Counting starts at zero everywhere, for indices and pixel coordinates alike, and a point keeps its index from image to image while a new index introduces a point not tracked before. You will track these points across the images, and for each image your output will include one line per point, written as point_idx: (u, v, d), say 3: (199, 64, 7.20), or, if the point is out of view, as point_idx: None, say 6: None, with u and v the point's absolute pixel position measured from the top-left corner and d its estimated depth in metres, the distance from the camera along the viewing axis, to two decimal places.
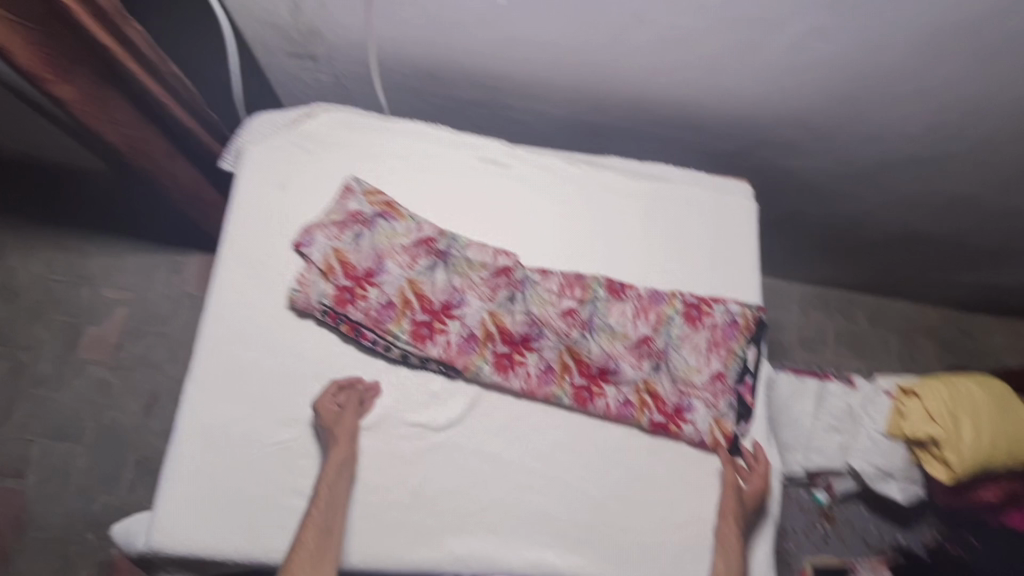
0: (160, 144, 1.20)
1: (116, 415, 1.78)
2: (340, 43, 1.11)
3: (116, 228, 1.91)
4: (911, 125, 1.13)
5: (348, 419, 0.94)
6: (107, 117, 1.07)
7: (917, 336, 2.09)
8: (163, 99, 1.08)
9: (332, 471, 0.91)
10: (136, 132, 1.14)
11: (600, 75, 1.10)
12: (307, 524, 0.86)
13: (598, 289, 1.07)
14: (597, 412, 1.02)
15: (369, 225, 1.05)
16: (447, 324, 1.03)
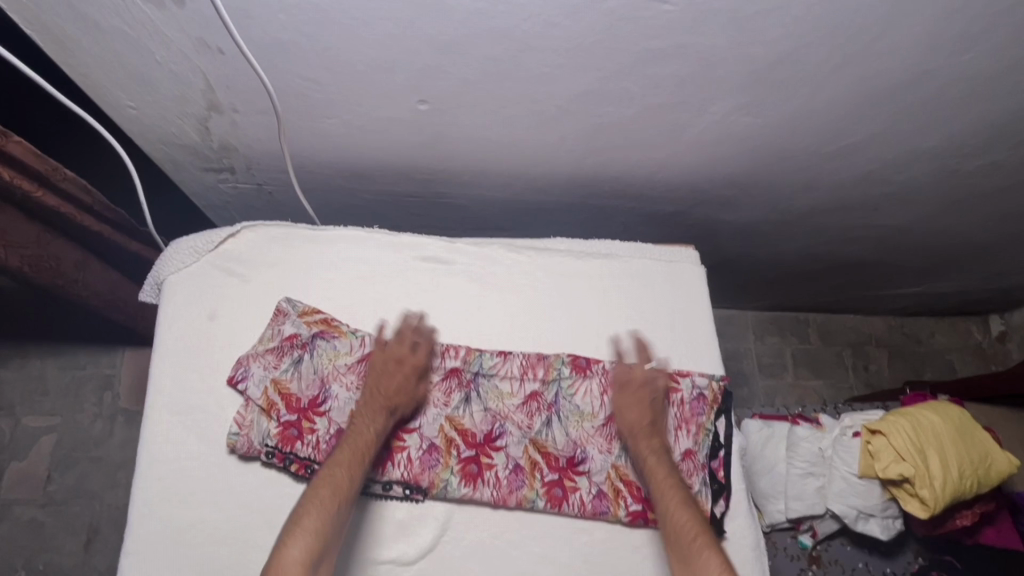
0: (70, 255, 1.12)
1: (51, 556, 1.62)
2: (257, 156, 1.04)
3: (34, 348, 1.75)
4: (838, 176, 1.15)
5: (405, 364, 0.95)
6: (3, 238, 0.98)
7: (868, 348, 2.15)
8: (58, 208, 1.01)
9: (378, 408, 0.90)
10: (43, 250, 1.06)
11: (533, 161, 1.08)
12: (341, 453, 0.84)
13: (562, 368, 1.04)
14: (572, 513, 0.96)
15: (309, 350, 0.98)
16: (404, 439, 0.97)
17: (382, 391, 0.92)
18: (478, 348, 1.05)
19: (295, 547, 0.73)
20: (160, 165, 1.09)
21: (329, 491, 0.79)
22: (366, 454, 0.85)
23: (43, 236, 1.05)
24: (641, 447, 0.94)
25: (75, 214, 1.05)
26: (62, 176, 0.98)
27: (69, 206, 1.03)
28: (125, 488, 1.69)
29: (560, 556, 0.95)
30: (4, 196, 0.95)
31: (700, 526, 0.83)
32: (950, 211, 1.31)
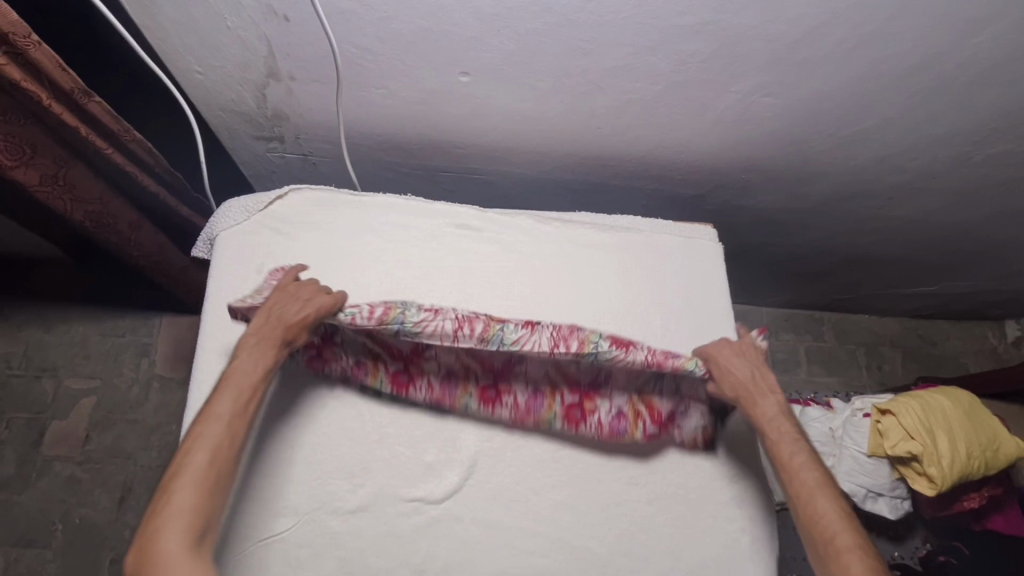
0: (127, 216, 1.19)
1: (87, 512, 1.67)
2: (308, 125, 1.12)
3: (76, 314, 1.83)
4: (854, 161, 1.20)
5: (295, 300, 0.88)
6: (73, 193, 1.05)
7: (882, 348, 2.17)
8: (122, 165, 1.07)
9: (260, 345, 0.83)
10: (105, 208, 1.13)
11: (563, 138, 1.15)
12: (221, 395, 0.78)
13: (598, 341, 0.96)
14: (587, 462, 1.03)
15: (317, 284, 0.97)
16: (422, 364, 1.01)
17: (262, 329, 0.84)
18: (504, 310, 1.10)
19: (183, 499, 0.68)
20: (217, 134, 1.18)
21: (215, 446, 0.73)
22: (251, 392, 0.80)
23: (107, 194, 1.12)
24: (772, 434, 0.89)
25: (137, 173, 1.11)
26: (130, 136, 1.04)
27: (132, 165, 1.10)
28: (159, 451, 1.75)
29: (578, 504, 1.01)
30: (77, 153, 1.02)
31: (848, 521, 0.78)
32: (962, 203, 1.36)
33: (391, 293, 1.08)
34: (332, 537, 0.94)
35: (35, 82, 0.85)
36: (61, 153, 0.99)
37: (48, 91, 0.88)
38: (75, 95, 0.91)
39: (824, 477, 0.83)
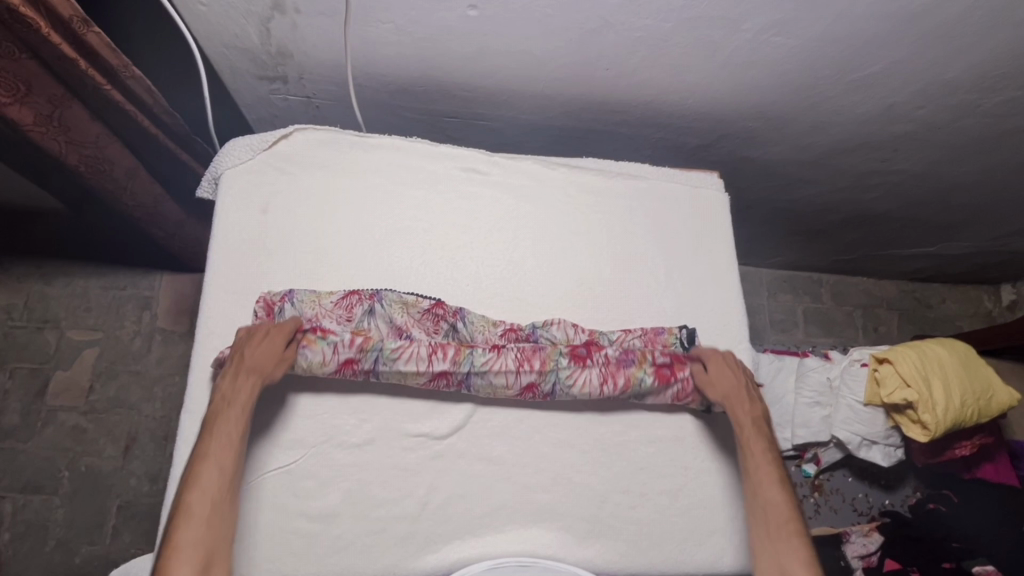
0: (126, 162, 1.15)
1: (92, 461, 1.67)
2: (311, 64, 1.11)
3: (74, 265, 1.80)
4: (862, 109, 1.20)
5: (259, 353, 0.87)
6: (68, 135, 1.02)
7: (878, 311, 2.18)
8: (121, 104, 1.01)
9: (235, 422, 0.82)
10: (100, 152, 1.09)
11: (570, 81, 1.13)
12: (201, 475, 0.77)
13: (559, 358, 0.98)
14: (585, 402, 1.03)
15: (287, 302, 0.97)
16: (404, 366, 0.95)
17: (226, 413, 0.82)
18: (509, 252, 1.11)
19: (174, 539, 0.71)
20: (219, 73, 1.16)
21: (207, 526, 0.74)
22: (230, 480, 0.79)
23: (104, 138, 1.08)
24: (748, 450, 0.93)
25: (137, 116, 1.05)
26: (132, 74, 0.98)
27: (132, 107, 1.03)
28: (162, 403, 1.74)
29: (579, 443, 1.02)
30: (76, 90, 0.97)
31: (788, 508, 0.86)
32: (965, 157, 1.36)
33: (394, 234, 1.09)
34: (337, 469, 0.95)
35: (33, 7, 0.81)
36: (57, 90, 0.95)
37: (46, 17, 0.84)
38: (73, 25, 0.86)
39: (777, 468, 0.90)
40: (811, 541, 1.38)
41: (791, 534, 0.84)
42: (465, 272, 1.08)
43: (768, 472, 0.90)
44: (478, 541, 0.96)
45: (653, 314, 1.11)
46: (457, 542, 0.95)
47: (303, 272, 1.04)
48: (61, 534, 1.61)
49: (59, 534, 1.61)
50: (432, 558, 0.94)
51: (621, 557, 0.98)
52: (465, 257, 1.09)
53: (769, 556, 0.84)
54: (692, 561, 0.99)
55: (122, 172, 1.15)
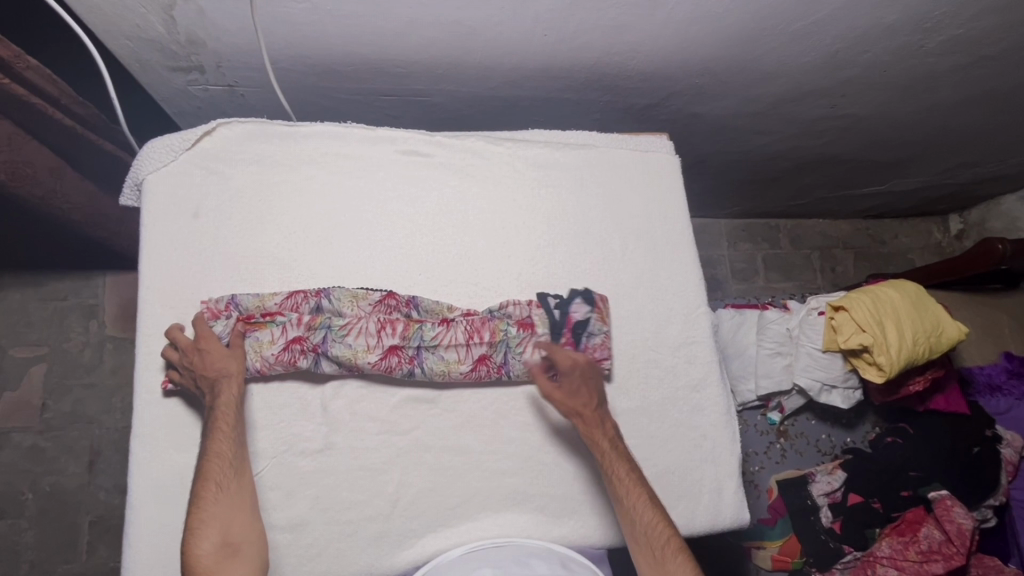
0: (45, 161, 1.04)
1: (56, 479, 1.56)
2: (227, 51, 1.02)
3: None
4: (809, 56, 1.17)
5: (214, 358, 0.88)
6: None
7: (835, 251, 2.20)
8: (26, 99, 0.93)
9: (234, 418, 0.87)
10: (16, 153, 0.98)
11: (509, 49, 1.07)
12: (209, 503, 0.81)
13: (508, 328, 1.00)
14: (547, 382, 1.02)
15: (233, 310, 0.94)
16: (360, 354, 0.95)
17: (222, 412, 0.86)
18: (462, 239, 1.06)
19: (207, 542, 0.79)
20: (128, 67, 1.06)
21: (231, 515, 0.83)
22: (236, 463, 0.86)
23: (16, 137, 0.98)
24: (608, 466, 0.93)
25: (45, 108, 0.96)
26: (25, 64, 0.91)
27: (38, 100, 0.95)
28: (123, 412, 1.61)
29: (546, 423, 1.02)
30: None
31: (659, 519, 0.89)
32: (909, 98, 1.36)
33: (339, 230, 1.03)
34: (301, 477, 0.93)
35: None
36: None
37: None
38: None
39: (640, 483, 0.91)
40: (780, 485, 1.44)
41: (662, 537, 0.88)
42: (416, 263, 1.04)
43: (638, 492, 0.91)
44: (454, 531, 0.96)
45: (612, 287, 1.10)
46: (431, 535, 0.96)
47: (244, 278, 0.98)
48: (33, 557, 1.51)
49: (32, 557, 1.51)
50: (408, 553, 0.94)
51: (595, 530, 1.00)
52: (414, 246, 1.05)
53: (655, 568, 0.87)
54: None
55: (43, 175, 1.05)
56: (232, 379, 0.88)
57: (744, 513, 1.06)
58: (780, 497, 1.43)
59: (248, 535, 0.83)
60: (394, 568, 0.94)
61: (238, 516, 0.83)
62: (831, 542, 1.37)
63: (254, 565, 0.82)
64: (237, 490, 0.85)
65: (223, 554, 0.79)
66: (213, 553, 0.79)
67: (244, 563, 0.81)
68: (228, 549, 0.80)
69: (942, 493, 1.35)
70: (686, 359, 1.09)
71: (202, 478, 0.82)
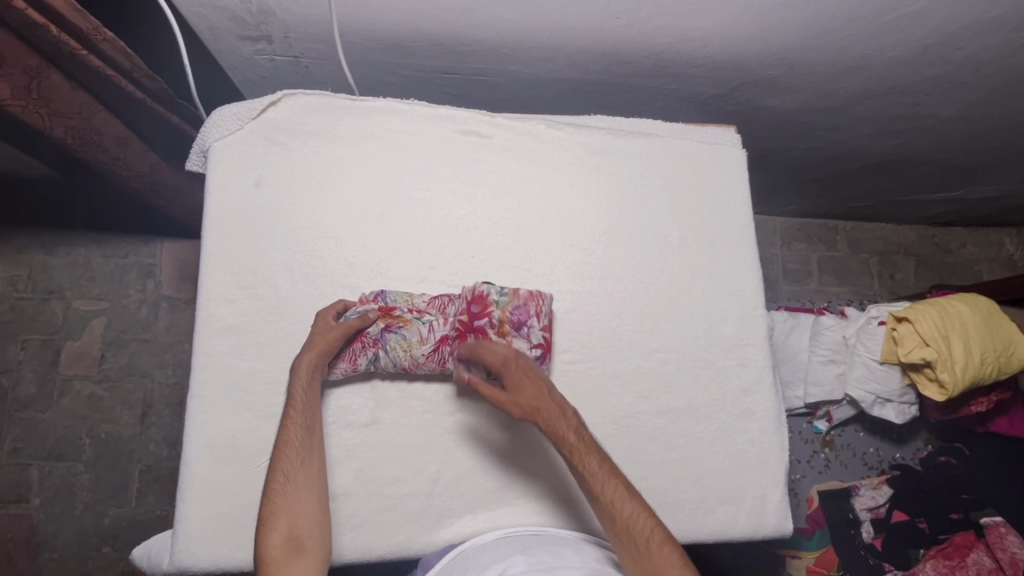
0: (115, 131, 1.07)
1: (111, 428, 1.63)
2: (296, 22, 1.03)
3: (57, 231, 1.69)
4: (896, 51, 1.10)
5: (321, 331, 0.91)
6: (49, 106, 0.95)
7: (896, 257, 2.10)
8: (100, 71, 0.93)
9: (303, 411, 0.87)
10: (87, 122, 1.01)
11: (576, 32, 1.04)
12: (278, 495, 0.81)
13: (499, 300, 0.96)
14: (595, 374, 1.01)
15: (380, 301, 0.97)
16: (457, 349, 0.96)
17: (291, 407, 0.87)
18: (517, 225, 1.05)
19: (275, 531, 0.79)
20: (198, 34, 1.07)
21: (301, 510, 0.82)
22: (308, 452, 0.86)
23: (89, 106, 0.99)
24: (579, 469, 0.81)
25: (117, 82, 0.96)
26: (102, 37, 0.89)
27: (112, 71, 0.94)
28: (174, 368, 1.67)
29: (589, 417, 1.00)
30: (48, 53, 0.88)
31: (643, 514, 0.78)
32: (1000, 100, 1.27)
33: (396, 207, 1.03)
34: (348, 449, 0.94)
35: None
36: (31, 59, 0.87)
37: None
38: None
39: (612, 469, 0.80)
40: (821, 495, 1.40)
41: (648, 528, 0.77)
42: (468, 245, 1.03)
43: (614, 484, 0.79)
44: (492, 514, 0.97)
45: (666, 283, 1.07)
46: (470, 515, 0.96)
47: (301, 249, 0.99)
48: (88, 498, 1.60)
49: (87, 498, 1.60)
50: (445, 532, 0.96)
51: None
52: (467, 227, 1.04)
53: (647, 568, 0.76)
54: (703, 527, 0.99)
55: (112, 142, 1.08)
56: (309, 363, 0.89)
57: (788, 522, 1.03)
58: (821, 507, 1.38)
59: (314, 531, 0.82)
60: (429, 546, 0.95)
61: (306, 509, 0.83)
62: (871, 558, 1.32)
63: (322, 560, 0.81)
64: (306, 483, 0.84)
65: (290, 549, 0.78)
66: (280, 545, 0.78)
67: (310, 562, 0.79)
68: (295, 545, 0.79)
69: (996, 519, 1.26)
70: (738, 361, 1.06)
71: (271, 470, 0.83)
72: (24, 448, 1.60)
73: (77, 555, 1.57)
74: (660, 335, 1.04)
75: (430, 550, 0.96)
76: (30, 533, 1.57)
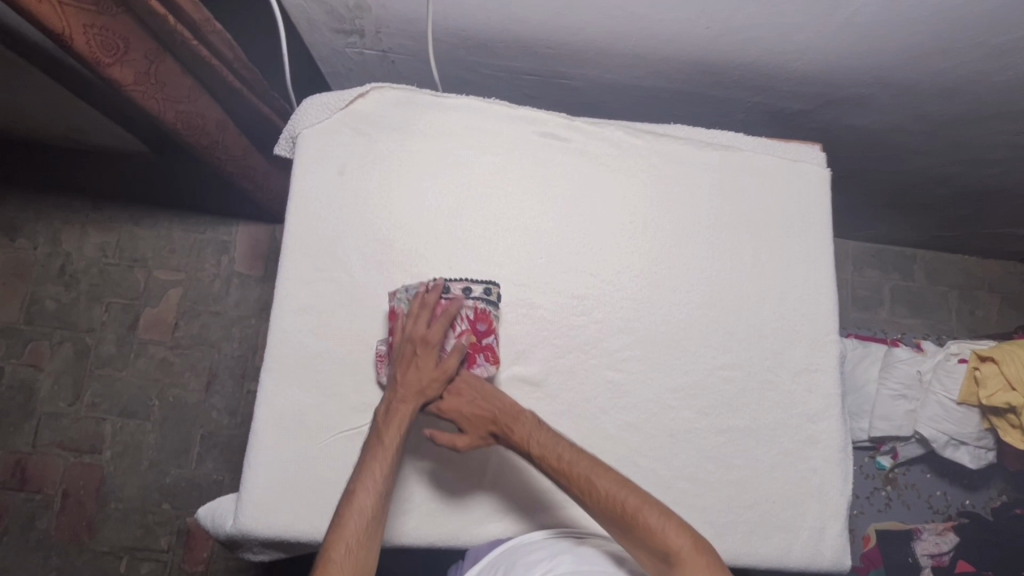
0: (215, 115, 1.12)
1: (178, 392, 1.73)
2: (389, 18, 1.06)
3: (145, 204, 1.80)
4: (1004, 75, 1.04)
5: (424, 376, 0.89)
6: (164, 91, 1.00)
7: (978, 292, 1.98)
8: (206, 58, 0.98)
9: (386, 473, 0.84)
10: (195, 106, 1.07)
11: (663, 40, 1.03)
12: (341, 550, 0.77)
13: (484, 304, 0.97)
14: (655, 387, 1.00)
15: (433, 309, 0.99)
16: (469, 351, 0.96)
17: (377, 459, 0.84)
18: (587, 230, 1.05)
19: None
20: (296, 26, 1.12)
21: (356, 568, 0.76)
22: (379, 511, 0.82)
23: (196, 90, 1.06)
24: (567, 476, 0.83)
25: (219, 70, 1.02)
26: (211, 28, 0.96)
27: (217, 60, 1.00)
28: (240, 341, 1.75)
29: (647, 427, 0.99)
30: (164, 42, 0.95)
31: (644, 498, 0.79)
32: None
33: (469, 204, 1.04)
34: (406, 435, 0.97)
35: None
36: (150, 44, 0.94)
37: None
38: None
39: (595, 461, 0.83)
40: (879, 534, 1.35)
41: (649, 512, 0.77)
42: (538, 247, 1.04)
43: (605, 476, 0.81)
44: (541, 514, 0.97)
45: (736, 300, 1.04)
46: (520, 512, 0.97)
47: (376, 238, 1.03)
48: (153, 456, 1.70)
49: (152, 456, 1.70)
50: (493, 528, 0.96)
51: None
52: (538, 229, 1.04)
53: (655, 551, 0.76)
54: (756, 554, 0.97)
55: (214, 125, 1.13)
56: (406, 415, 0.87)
57: (846, 558, 0.99)
58: (877, 547, 1.34)
59: None
60: (476, 539, 0.96)
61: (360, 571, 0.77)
62: None
63: None
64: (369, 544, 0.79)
65: None
66: None
67: None
68: None
69: None
70: (806, 386, 1.03)
71: (339, 523, 0.79)
72: (101, 404, 1.72)
73: (139, 509, 1.67)
74: (725, 352, 1.02)
75: (477, 544, 0.97)
76: (100, 483, 1.68)
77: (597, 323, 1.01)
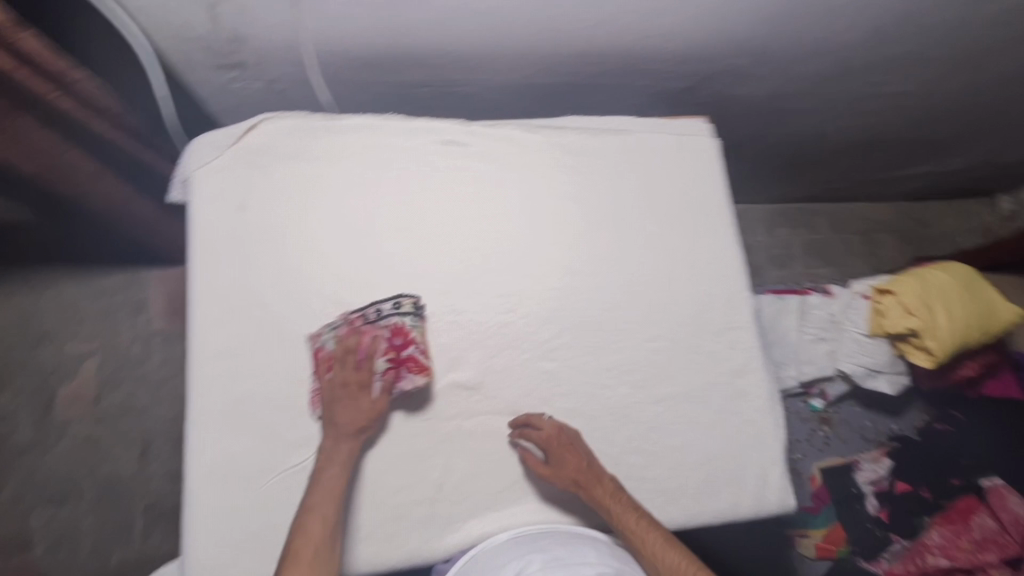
0: (87, 168, 1.12)
1: (111, 467, 1.61)
2: (268, 47, 1.05)
3: (43, 277, 1.68)
4: (850, 31, 1.14)
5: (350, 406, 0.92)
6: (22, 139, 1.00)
7: (876, 234, 2.13)
8: (70, 107, 0.99)
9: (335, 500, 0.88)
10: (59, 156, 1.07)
11: (542, 37, 1.07)
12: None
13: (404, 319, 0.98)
14: (589, 370, 1.03)
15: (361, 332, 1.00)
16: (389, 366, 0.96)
17: (322, 487, 0.88)
18: (500, 229, 1.06)
19: None
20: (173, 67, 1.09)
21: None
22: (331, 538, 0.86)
23: (62, 143, 1.06)
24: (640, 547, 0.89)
25: (89, 119, 1.03)
26: (77, 78, 0.96)
27: (84, 111, 1.01)
28: (170, 403, 1.66)
29: (587, 410, 1.02)
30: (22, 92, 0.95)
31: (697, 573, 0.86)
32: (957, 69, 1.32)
33: (379, 221, 1.04)
34: None
35: None
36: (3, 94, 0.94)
37: None
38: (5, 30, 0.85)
39: (665, 537, 0.90)
40: (824, 472, 1.40)
41: None
42: (454, 253, 1.04)
43: (665, 547, 0.88)
44: (499, 515, 0.97)
45: (652, 274, 1.09)
46: (478, 517, 0.97)
47: (288, 270, 1.00)
48: (92, 541, 1.56)
49: (90, 542, 1.56)
50: (453, 539, 0.95)
51: None
52: (452, 236, 1.05)
53: None
54: (709, 511, 1.00)
55: (88, 175, 1.13)
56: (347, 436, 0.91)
57: (791, 498, 1.04)
58: (824, 485, 1.38)
59: None
60: (438, 554, 0.95)
61: None
62: (879, 530, 1.32)
63: None
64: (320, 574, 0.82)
65: None
66: None
67: None
68: None
69: (995, 481, 1.28)
70: (728, 344, 1.08)
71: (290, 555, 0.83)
72: (24, 496, 1.57)
73: None
74: (650, 326, 1.06)
75: (440, 559, 0.96)
76: None
77: (524, 318, 1.03)
